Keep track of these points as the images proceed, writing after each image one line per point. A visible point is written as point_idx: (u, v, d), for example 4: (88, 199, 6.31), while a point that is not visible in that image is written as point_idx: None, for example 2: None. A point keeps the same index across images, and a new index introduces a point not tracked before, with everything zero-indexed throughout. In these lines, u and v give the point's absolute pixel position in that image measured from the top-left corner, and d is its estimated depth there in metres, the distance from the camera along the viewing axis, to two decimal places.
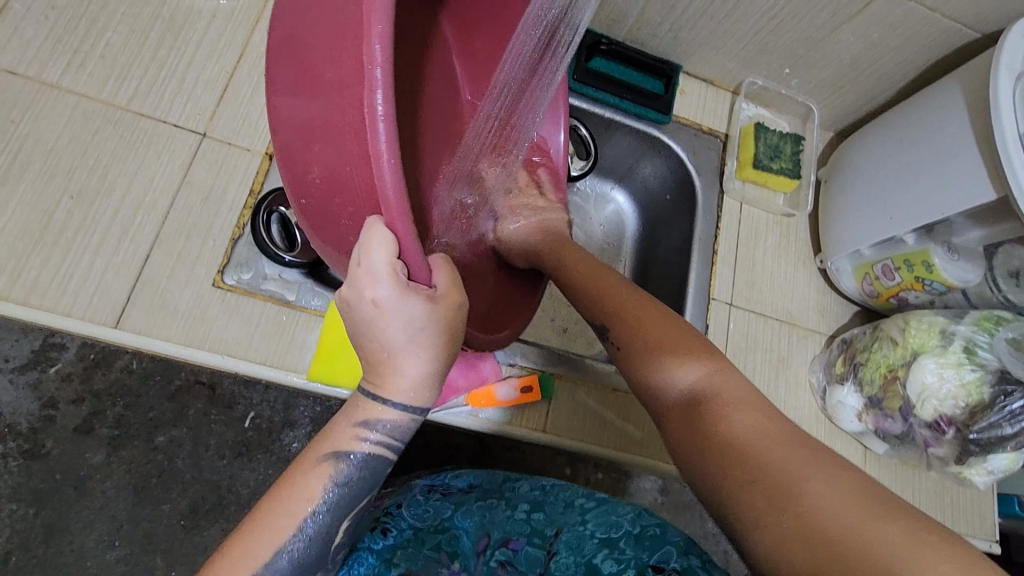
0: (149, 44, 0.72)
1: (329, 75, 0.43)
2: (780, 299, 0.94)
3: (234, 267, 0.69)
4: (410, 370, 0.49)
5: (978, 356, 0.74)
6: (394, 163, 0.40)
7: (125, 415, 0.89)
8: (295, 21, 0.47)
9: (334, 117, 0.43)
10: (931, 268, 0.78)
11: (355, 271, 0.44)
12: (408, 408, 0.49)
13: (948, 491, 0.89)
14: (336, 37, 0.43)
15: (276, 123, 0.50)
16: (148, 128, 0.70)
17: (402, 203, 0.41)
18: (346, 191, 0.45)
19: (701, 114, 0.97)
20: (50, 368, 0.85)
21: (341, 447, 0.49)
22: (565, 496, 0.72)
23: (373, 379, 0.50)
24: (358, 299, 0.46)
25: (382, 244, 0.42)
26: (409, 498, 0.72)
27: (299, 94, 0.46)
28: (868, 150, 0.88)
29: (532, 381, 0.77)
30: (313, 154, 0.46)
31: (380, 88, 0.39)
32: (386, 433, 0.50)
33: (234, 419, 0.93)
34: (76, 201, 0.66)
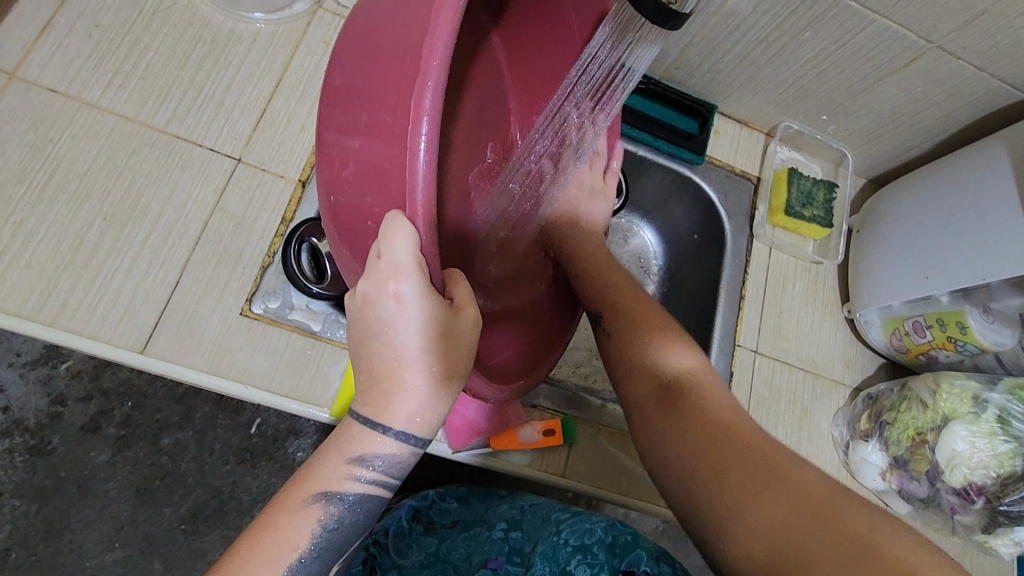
0: (189, 66, 0.72)
1: (387, 83, 0.43)
2: (805, 347, 0.92)
3: (262, 294, 0.68)
4: (415, 386, 0.44)
5: (1012, 427, 0.73)
6: (430, 161, 0.40)
7: (132, 415, 0.89)
8: (369, 23, 0.48)
9: (385, 111, 0.43)
10: (965, 330, 0.77)
11: (374, 264, 0.42)
12: (405, 437, 0.46)
13: (968, 555, 0.87)
14: (403, 35, 0.43)
15: (326, 116, 0.49)
16: (184, 151, 0.70)
17: (429, 205, 0.41)
18: (376, 200, 0.44)
19: (734, 156, 0.95)
20: (61, 365, 0.87)
21: (331, 487, 0.45)
22: (543, 513, 0.63)
23: (371, 402, 0.45)
24: (376, 296, 0.43)
25: (405, 240, 0.40)
26: (394, 523, 0.72)
27: (358, 91, 0.46)
28: (906, 204, 0.86)
29: (555, 425, 0.75)
30: (353, 149, 0.45)
31: (433, 86, 0.40)
32: (382, 470, 0.46)
33: (240, 424, 0.92)
34: (109, 222, 0.66)
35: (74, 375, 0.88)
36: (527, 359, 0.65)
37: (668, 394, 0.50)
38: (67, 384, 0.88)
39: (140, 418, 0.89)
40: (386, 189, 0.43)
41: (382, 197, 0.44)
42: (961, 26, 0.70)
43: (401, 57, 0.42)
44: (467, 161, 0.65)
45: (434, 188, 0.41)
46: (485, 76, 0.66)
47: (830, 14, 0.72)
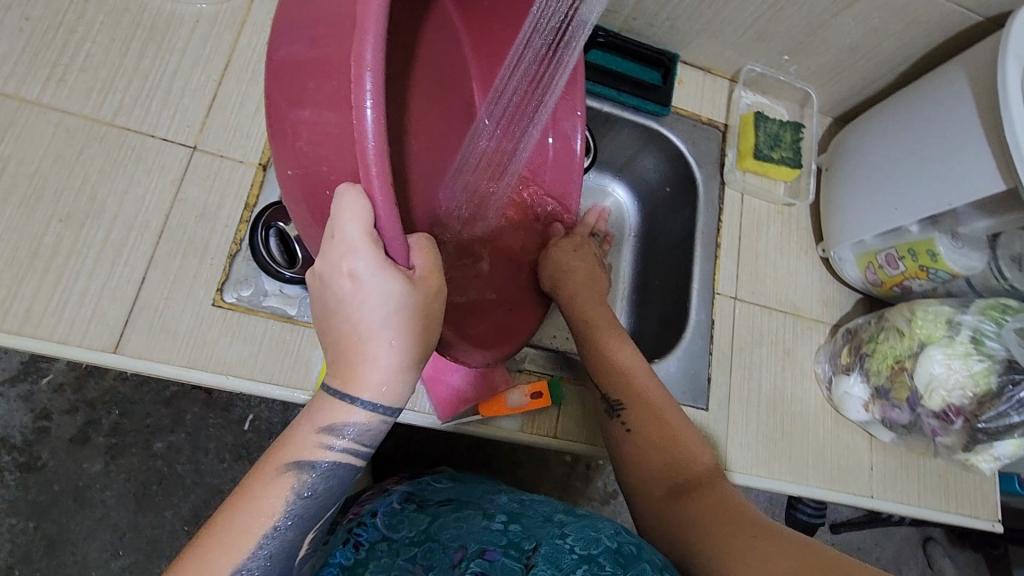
0: (131, 54, 0.69)
1: (329, 41, 0.42)
2: (784, 289, 0.93)
3: (233, 283, 0.67)
4: (379, 358, 0.44)
5: (985, 346, 0.75)
6: (377, 114, 0.39)
7: (120, 423, 0.92)
8: None
9: (330, 71, 0.42)
10: (935, 258, 0.77)
11: (328, 245, 0.42)
12: (377, 408, 0.45)
13: (951, 475, 0.91)
14: None
15: (272, 86, 0.48)
16: (136, 144, 0.67)
17: (382, 162, 0.40)
18: (333, 169, 0.43)
19: (700, 104, 0.95)
20: (41, 379, 0.90)
21: (305, 456, 0.45)
22: (544, 511, 0.63)
23: (339, 374, 0.45)
24: (332, 275, 0.43)
25: (355, 213, 0.40)
26: (385, 506, 0.71)
27: (301, 55, 0.44)
28: (873, 142, 0.86)
29: (542, 387, 0.75)
30: (303, 116, 0.44)
31: (372, 38, 0.39)
32: (355, 438, 0.46)
33: (233, 422, 0.96)
34: (66, 223, 0.64)
35: (56, 388, 0.91)
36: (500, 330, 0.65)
37: (678, 490, 0.58)
38: (50, 398, 0.90)
39: (128, 425, 0.92)
40: (338, 153, 0.42)
41: (337, 163, 0.43)
42: None
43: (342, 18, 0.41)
44: (432, 128, 0.63)
45: (385, 146, 0.40)
46: (439, 41, 0.65)
47: None
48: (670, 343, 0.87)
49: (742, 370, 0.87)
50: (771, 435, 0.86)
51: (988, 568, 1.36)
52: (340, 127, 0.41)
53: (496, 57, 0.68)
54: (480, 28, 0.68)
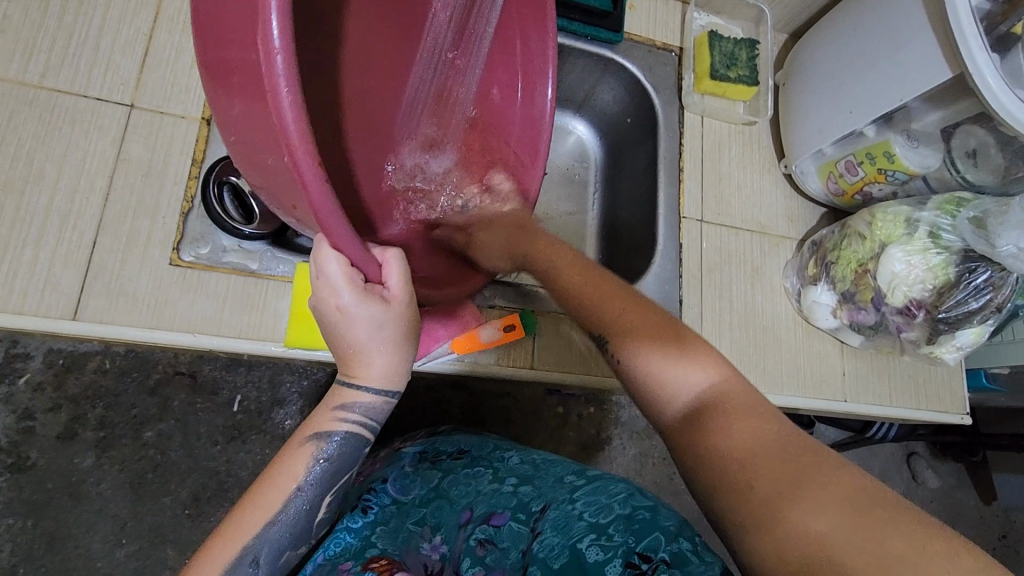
0: (52, 13, 0.66)
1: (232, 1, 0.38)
2: (747, 207, 0.93)
3: (189, 242, 0.65)
4: (377, 361, 0.51)
5: (942, 240, 0.77)
6: (288, 86, 0.37)
7: (107, 416, 0.91)
8: None
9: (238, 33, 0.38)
10: (892, 158, 0.78)
11: (316, 284, 0.46)
12: (382, 391, 0.52)
13: (921, 375, 0.94)
14: None
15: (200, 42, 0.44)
16: (70, 105, 0.65)
17: (307, 142, 0.38)
18: (262, 145, 0.41)
19: (652, 29, 0.93)
20: (19, 380, 0.88)
21: (323, 427, 0.51)
22: (557, 472, 0.61)
23: (345, 370, 0.52)
24: (323, 307, 0.48)
25: (334, 257, 0.44)
26: (397, 470, 0.69)
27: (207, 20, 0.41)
28: (831, 40, 0.85)
29: (513, 320, 0.76)
30: (229, 85, 0.42)
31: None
32: (363, 414, 0.52)
33: (221, 404, 0.95)
34: (7, 192, 0.62)
35: (35, 387, 0.89)
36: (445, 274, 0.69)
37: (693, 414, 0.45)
38: (31, 398, 0.88)
39: (115, 417, 0.91)
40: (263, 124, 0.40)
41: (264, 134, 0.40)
42: None
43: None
44: (384, 79, 0.63)
45: (307, 125, 0.38)
46: None
47: None
48: (641, 271, 0.88)
49: (712, 291, 0.88)
50: (747, 351, 0.88)
51: (971, 478, 1.41)
52: (255, 95, 0.38)
53: None
54: None
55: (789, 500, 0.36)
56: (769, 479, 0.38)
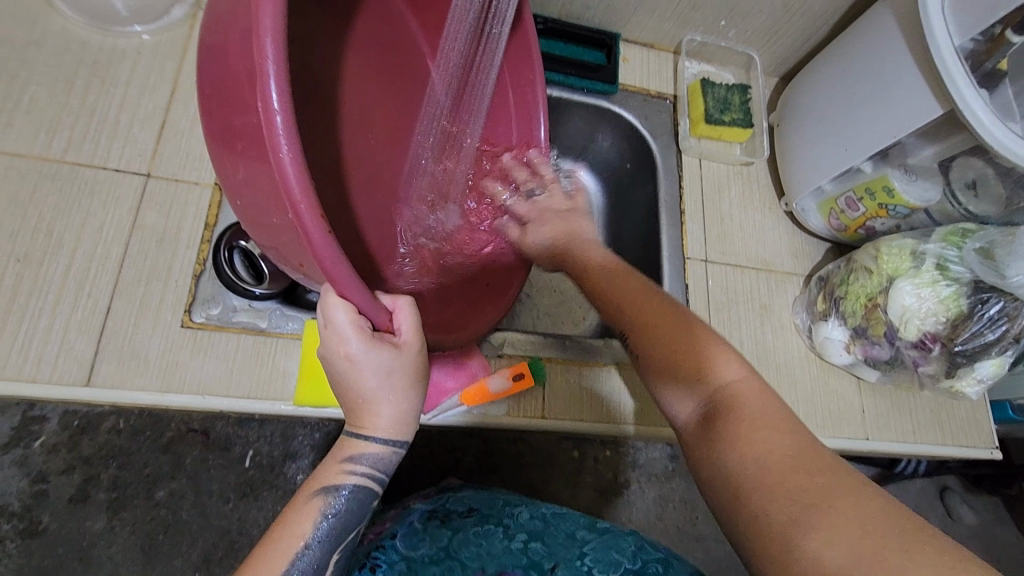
0: (75, 92, 0.70)
1: (241, 79, 0.41)
2: (751, 246, 0.94)
3: (201, 303, 0.67)
4: (386, 410, 0.50)
5: (950, 271, 0.76)
6: (293, 148, 0.39)
7: (120, 476, 0.90)
8: (217, 20, 0.45)
9: (243, 106, 0.41)
10: (892, 193, 0.79)
11: (324, 332, 0.47)
12: (390, 441, 0.51)
13: (943, 409, 0.91)
14: (237, 21, 0.42)
15: (210, 119, 0.47)
16: (87, 177, 0.68)
17: (310, 198, 0.40)
18: (267, 204, 0.43)
19: (647, 79, 0.96)
20: (35, 442, 0.89)
21: (330, 482, 0.51)
22: (567, 527, 0.64)
23: (353, 421, 0.51)
24: (331, 357, 0.48)
25: (341, 305, 0.45)
26: (405, 527, 0.65)
27: (218, 97, 0.44)
28: (820, 78, 0.87)
29: (522, 368, 0.76)
30: (237, 153, 0.44)
31: (272, 67, 0.39)
32: (371, 465, 0.51)
33: (234, 460, 0.95)
34: (25, 262, 0.64)
35: (51, 450, 0.89)
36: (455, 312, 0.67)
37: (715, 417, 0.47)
38: (45, 460, 0.89)
39: (128, 476, 0.91)
40: (268, 184, 0.42)
41: (269, 195, 0.43)
42: None
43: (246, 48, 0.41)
44: (385, 134, 0.67)
45: (308, 181, 0.40)
46: (381, 41, 0.68)
47: None
48: None
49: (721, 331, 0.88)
50: None
51: (1009, 514, 1.35)
52: (261, 159, 0.41)
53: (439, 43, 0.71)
54: (430, 21, 0.70)
55: (812, 520, 0.38)
56: (789, 499, 0.39)
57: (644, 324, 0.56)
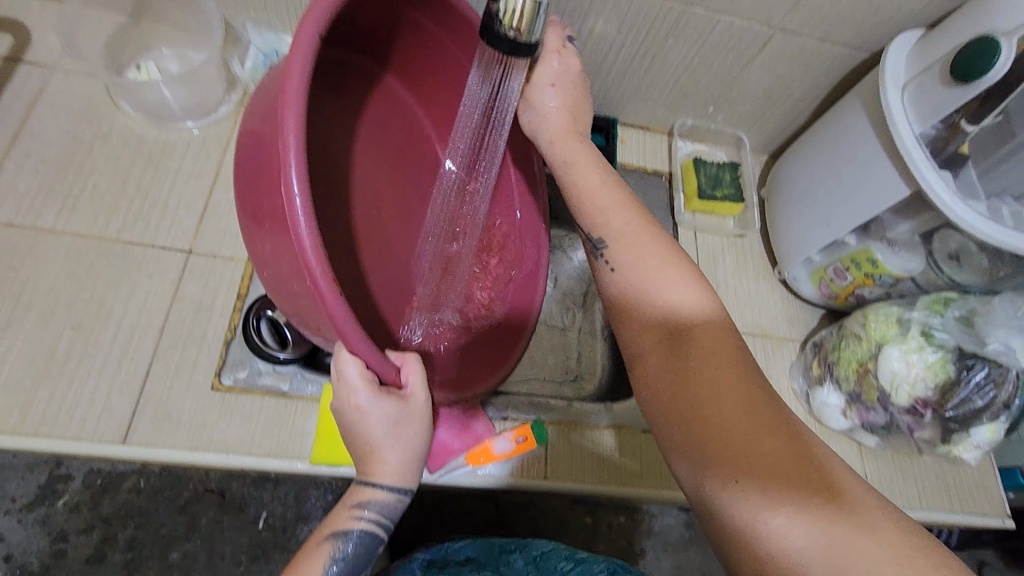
0: (132, 180, 0.79)
1: (270, 168, 0.49)
2: (747, 313, 0.98)
3: (230, 367, 0.73)
4: (392, 458, 0.55)
5: (935, 337, 0.80)
6: (311, 223, 0.46)
7: (137, 536, 0.89)
8: (254, 120, 0.54)
9: (272, 190, 0.49)
10: (875, 263, 0.83)
11: (337, 385, 0.52)
12: (397, 488, 0.55)
13: (949, 475, 0.92)
14: (269, 119, 0.50)
15: (244, 201, 0.55)
16: (137, 253, 0.76)
17: (324, 266, 0.46)
18: (289, 272, 0.50)
19: (643, 159, 1.05)
20: (58, 501, 0.87)
21: (339, 527, 0.55)
22: (553, 562, 0.69)
23: (363, 469, 0.56)
24: (343, 408, 0.53)
25: (352, 361, 0.51)
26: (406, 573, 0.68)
27: (252, 183, 0.52)
28: (803, 156, 0.94)
29: (526, 431, 0.79)
30: (265, 229, 0.51)
31: (294, 155, 0.46)
32: (378, 511, 0.55)
33: (247, 522, 0.92)
34: (78, 329, 0.71)
35: (72, 508, 0.87)
36: (458, 373, 0.72)
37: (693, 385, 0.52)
38: (66, 519, 0.87)
39: (145, 537, 0.89)
40: (289, 254, 0.48)
41: (291, 264, 0.49)
42: (792, 8, 0.79)
43: (275, 141, 0.48)
44: (396, 209, 0.77)
45: (323, 251, 0.46)
46: (388, 129, 0.78)
47: (681, 23, 0.83)
48: None
49: None
50: None
51: None
52: (285, 234, 0.48)
53: (445, 121, 0.78)
54: (433, 103, 0.77)
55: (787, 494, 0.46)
56: (767, 472, 0.47)
57: (646, 294, 0.57)
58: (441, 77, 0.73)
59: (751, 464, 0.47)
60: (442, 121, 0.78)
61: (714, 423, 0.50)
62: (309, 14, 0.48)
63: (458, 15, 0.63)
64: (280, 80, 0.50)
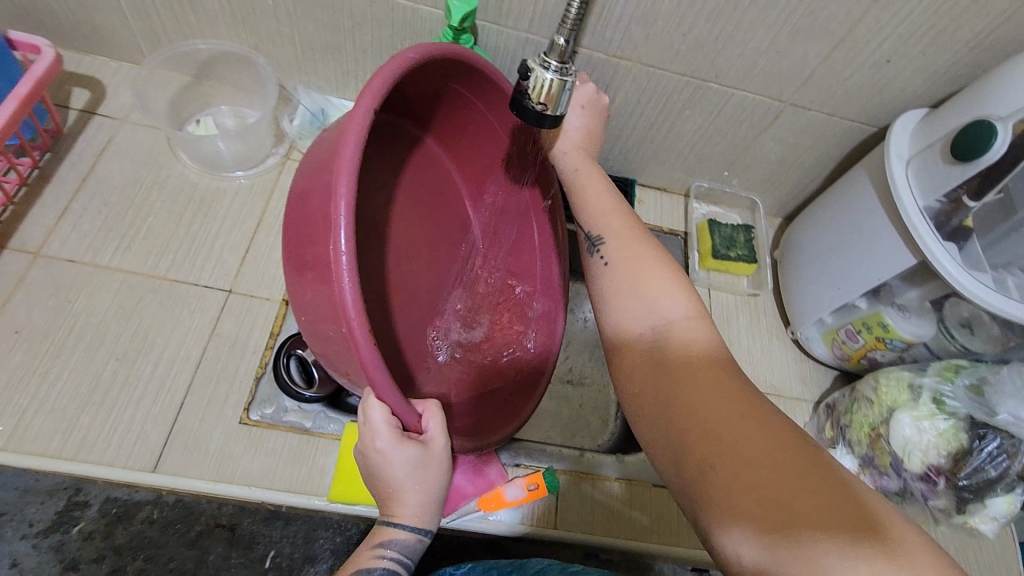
0: (183, 223, 0.86)
1: (317, 225, 0.54)
2: (760, 372, 1.00)
3: (258, 403, 0.77)
4: (413, 500, 0.57)
5: (947, 405, 0.80)
6: (353, 277, 0.50)
7: (146, 569, 0.85)
8: (305, 181, 0.59)
9: (318, 245, 0.54)
10: (886, 327, 0.85)
11: (363, 429, 0.56)
12: (416, 528, 0.58)
13: (968, 548, 0.90)
14: (320, 181, 0.56)
15: (290, 253, 0.60)
16: (181, 291, 0.82)
17: (361, 317, 0.50)
18: (327, 320, 0.54)
19: (660, 218, 1.09)
20: (73, 528, 0.84)
21: (362, 565, 0.56)
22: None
23: (384, 510, 0.58)
24: (367, 451, 0.56)
25: (378, 406, 0.54)
26: None
27: (299, 237, 0.57)
28: (814, 221, 0.98)
29: (538, 479, 0.81)
30: (308, 280, 0.56)
31: (343, 216, 0.51)
32: (400, 551, 0.57)
33: (255, 560, 0.88)
34: (122, 360, 0.76)
35: (85, 537, 0.84)
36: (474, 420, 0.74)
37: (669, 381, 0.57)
38: (79, 547, 0.84)
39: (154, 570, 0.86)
40: (330, 304, 0.53)
41: (330, 313, 0.53)
42: (802, 85, 0.85)
43: (325, 201, 0.54)
44: (424, 259, 0.81)
45: (361, 303, 0.50)
46: (425, 185, 0.83)
47: (698, 96, 0.88)
48: None
49: None
50: None
51: None
52: (327, 286, 0.52)
53: (478, 180, 0.83)
54: (467, 164, 0.83)
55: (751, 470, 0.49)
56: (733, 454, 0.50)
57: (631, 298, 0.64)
58: (476, 141, 0.79)
59: (719, 447, 0.51)
60: (474, 180, 0.84)
61: (693, 427, 0.53)
62: (364, 92, 0.54)
63: (496, 87, 0.70)
64: (334, 147, 0.55)
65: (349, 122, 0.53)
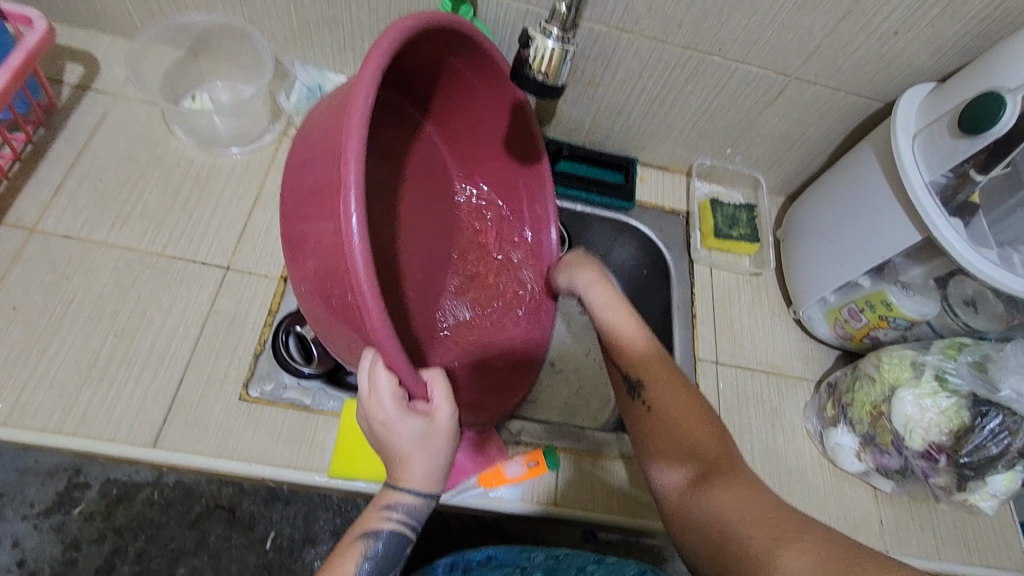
0: (180, 199, 0.85)
1: (323, 188, 0.53)
2: (762, 351, 0.99)
3: (257, 380, 0.76)
4: (420, 466, 0.57)
5: (949, 383, 0.80)
6: (362, 239, 0.49)
7: (147, 549, 0.85)
8: (306, 147, 0.58)
9: (324, 208, 0.53)
10: (890, 305, 0.84)
11: (366, 397, 0.55)
12: (424, 493, 0.57)
13: (968, 524, 0.90)
14: (326, 144, 0.54)
15: (292, 219, 0.59)
16: (179, 268, 0.81)
17: (371, 280, 0.49)
18: (334, 285, 0.53)
19: (661, 197, 1.08)
20: (73, 509, 0.83)
21: (369, 527, 0.56)
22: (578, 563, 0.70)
23: (391, 477, 0.58)
24: (372, 419, 0.56)
25: (385, 371, 0.54)
26: None
27: (302, 201, 0.56)
28: (818, 199, 0.97)
29: (537, 456, 0.81)
30: (312, 246, 0.55)
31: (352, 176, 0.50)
32: (406, 513, 0.57)
33: (254, 541, 0.87)
34: (120, 337, 0.76)
35: (86, 518, 0.84)
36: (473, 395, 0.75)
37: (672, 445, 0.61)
38: (80, 527, 0.84)
39: (155, 550, 0.85)
40: (338, 267, 0.52)
41: (337, 277, 0.53)
42: (807, 58, 0.83)
43: (331, 164, 0.53)
44: (422, 237, 0.80)
45: (371, 265, 0.50)
46: (420, 161, 0.82)
47: (701, 70, 0.87)
48: None
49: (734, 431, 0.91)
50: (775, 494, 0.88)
51: None
52: (335, 249, 0.52)
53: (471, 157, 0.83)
54: (462, 140, 0.83)
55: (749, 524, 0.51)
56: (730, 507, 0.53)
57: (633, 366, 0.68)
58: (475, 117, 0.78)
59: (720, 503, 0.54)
60: (468, 157, 0.84)
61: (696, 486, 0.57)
62: (371, 53, 0.53)
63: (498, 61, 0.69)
64: (341, 109, 0.54)
65: (357, 83, 0.52)
